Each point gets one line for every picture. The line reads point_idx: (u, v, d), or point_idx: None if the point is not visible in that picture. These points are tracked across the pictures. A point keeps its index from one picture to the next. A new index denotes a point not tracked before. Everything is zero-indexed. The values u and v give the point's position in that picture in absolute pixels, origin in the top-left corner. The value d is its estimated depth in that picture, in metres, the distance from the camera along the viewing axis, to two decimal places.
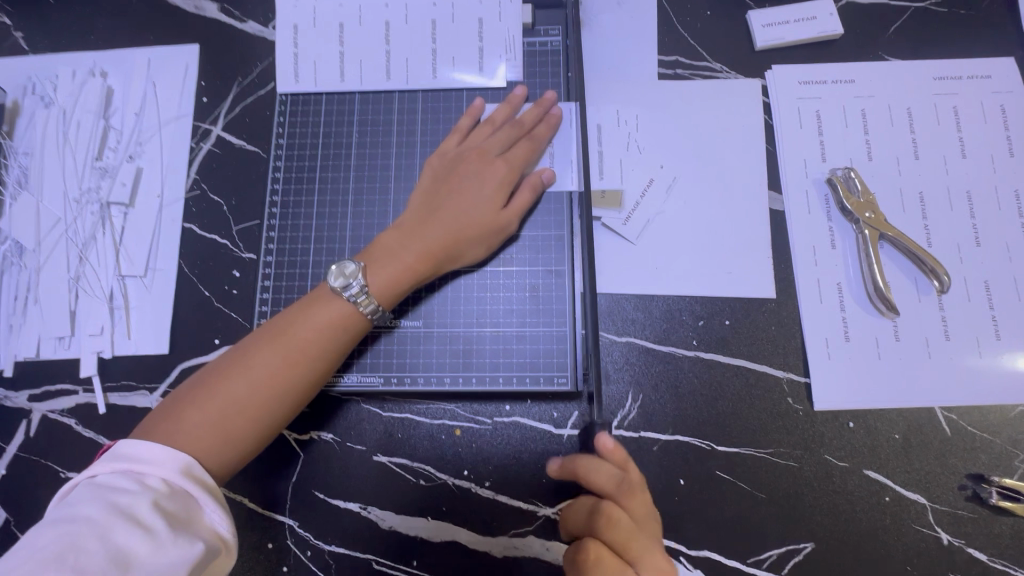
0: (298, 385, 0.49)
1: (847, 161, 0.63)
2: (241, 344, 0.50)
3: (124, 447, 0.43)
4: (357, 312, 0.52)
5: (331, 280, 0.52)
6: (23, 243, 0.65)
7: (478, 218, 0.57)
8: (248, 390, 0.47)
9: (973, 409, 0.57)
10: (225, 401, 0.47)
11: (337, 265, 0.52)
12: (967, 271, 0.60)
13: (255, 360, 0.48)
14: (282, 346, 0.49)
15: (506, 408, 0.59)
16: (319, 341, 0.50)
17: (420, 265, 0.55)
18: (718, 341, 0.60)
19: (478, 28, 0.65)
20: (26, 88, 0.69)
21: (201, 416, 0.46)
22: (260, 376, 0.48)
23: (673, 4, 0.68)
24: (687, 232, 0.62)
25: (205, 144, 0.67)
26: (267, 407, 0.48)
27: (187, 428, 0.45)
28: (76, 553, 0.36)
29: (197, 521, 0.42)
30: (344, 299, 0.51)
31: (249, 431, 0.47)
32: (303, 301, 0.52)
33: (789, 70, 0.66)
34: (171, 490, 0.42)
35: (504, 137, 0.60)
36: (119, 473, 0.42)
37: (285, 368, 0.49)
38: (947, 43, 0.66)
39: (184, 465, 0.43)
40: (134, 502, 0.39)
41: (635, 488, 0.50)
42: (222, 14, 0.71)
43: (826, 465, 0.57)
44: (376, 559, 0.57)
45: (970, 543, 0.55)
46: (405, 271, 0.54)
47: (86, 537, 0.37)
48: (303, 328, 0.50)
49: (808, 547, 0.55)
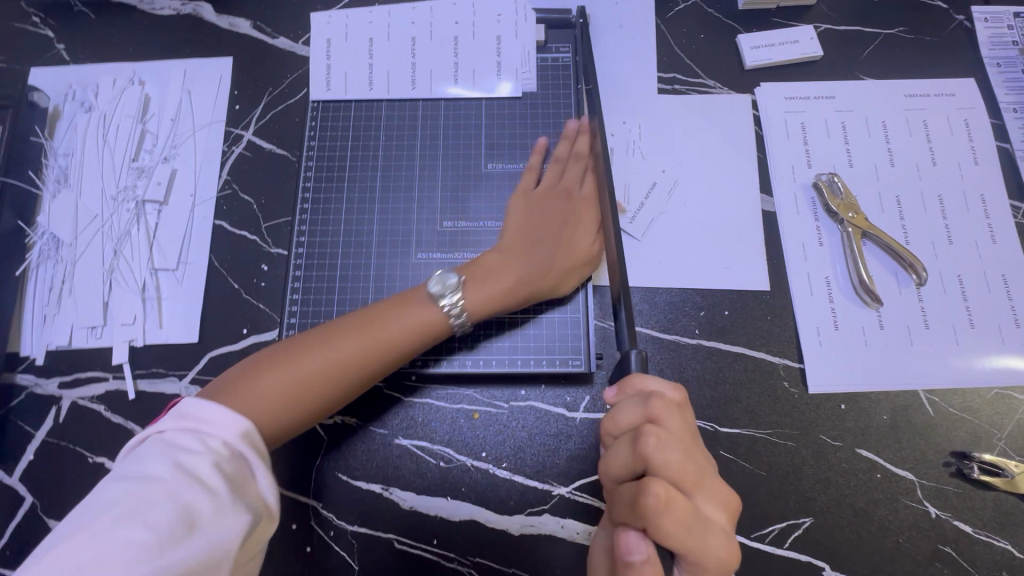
0: (362, 376, 0.53)
1: (830, 167, 0.70)
2: (331, 325, 0.55)
3: (193, 404, 0.46)
4: (445, 320, 0.56)
5: (431, 286, 0.57)
6: (60, 236, 0.68)
7: (565, 256, 0.61)
8: (324, 370, 0.51)
9: (953, 392, 0.62)
10: (299, 375, 0.50)
11: (439, 275, 0.58)
12: (942, 266, 0.66)
13: (340, 343, 0.52)
14: (366, 336, 0.53)
15: (522, 392, 0.63)
16: (394, 339, 0.54)
17: (513, 292, 0.59)
18: (719, 330, 0.64)
19: (496, 47, 0.71)
20: (68, 94, 0.73)
21: (272, 387, 0.49)
22: (338, 358, 0.52)
23: (670, 27, 0.75)
24: (688, 230, 0.68)
25: (237, 147, 0.72)
26: (333, 387, 0.52)
27: (260, 394, 0.49)
28: (147, 509, 0.39)
29: (250, 488, 0.43)
30: (436, 307, 0.56)
31: (314, 403, 0.51)
32: (397, 298, 0.57)
33: (776, 87, 0.73)
34: (230, 453, 0.44)
35: (578, 176, 0.65)
36: (186, 430, 0.44)
37: (367, 356, 0.53)
38: (915, 64, 0.74)
39: (245, 429, 0.45)
40: (197, 464, 0.42)
41: (685, 420, 0.46)
42: (256, 30, 0.76)
43: (821, 444, 0.61)
44: (398, 539, 0.59)
45: (956, 516, 0.58)
46: (495, 292, 0.58)
47: (157, 493, 0.40)
48: (388, 326, 0.54)
49: (807, 522, 0.59)
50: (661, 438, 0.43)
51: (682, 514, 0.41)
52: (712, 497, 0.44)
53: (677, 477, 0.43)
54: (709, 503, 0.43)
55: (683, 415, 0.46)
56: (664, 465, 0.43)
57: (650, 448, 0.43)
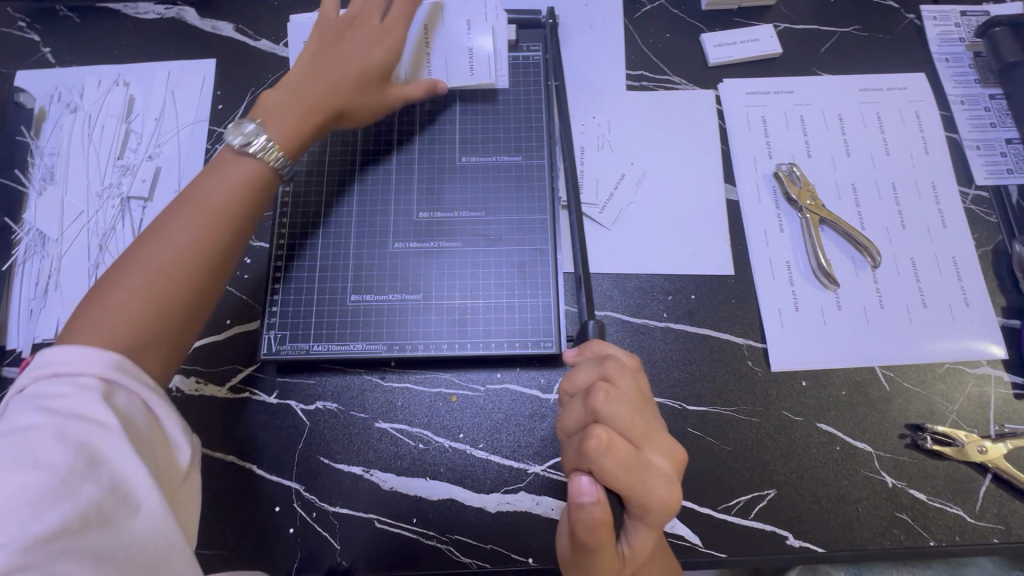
0: (217, 247, 0.52)
1: (790, 158, 0.73)
2: (150, 226, 0.52)
3: (51, 352, 0.44)
4: (262, 167, 0.56)
5: (232, 140, 0.56)
6: (46, 233, 0.70)
7: (395, 153, 0.64)
8: (158, 272, 0.49)
9: (908, 368, 0.65)
10: (145, 288, 0.48)
11: (237, 126, 0.57)
12: (896, 250, 0.69)
13: (161, 241, 0.50)
14: (189, 213, 0.52)
15: (498, 375, 0.65)
16: (231, 197, 0.54)
17: (310, 118, 0.60)
18: (686, 314, 0.67)
19: (470, 45, 0.74)
20: (53, 96, 0.75)
21: (121, 302, 0.47)
22: (167, 256, 0.50)
23: (637, 27, 0.79)
24: (656, 219, 0.71)
25: (220, 145, 0.74)
26: (188, 288, 0.50)
27: (113, 317, 0.46)
28: (34, 453, 0.39)
29: (144, 421, 0.44)
30: (250, 158, 0.56)
31: (175, 310, 0.49)
32: (201, 176, 0.55)
33: (738, 82, 0.76)
34: (107, 383, 0.43)
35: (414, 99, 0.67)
36: (51, 377, 0.43)
37: (187, 246, 0.51)
38: (869, 60, 0.78)
39: (113, 360, 0.44)
40: (74, 404, 0.41)
41: (640, 388, 0.50)
42: (237, 33, 0.79)
43: (783, 419, 0.64)
44: (379, 519, 0.61)
45: (911, 485, 0.62)
46: (302, 121, 0.60)
47: (39, 439, 0.39)
48: (206, 200, 0.53)
49: (770, 493, 0.61)
50: (611, 391, 0.47)
51: (626, 458, 0.45)
52: (660, 448, 0.47)
53: (625, 427, 0.46)
54: (655, 453, 0.47)
55: (640, 385, 0.50)
56: (612, 415, 0.46)
57: (600, 401, 0.46)
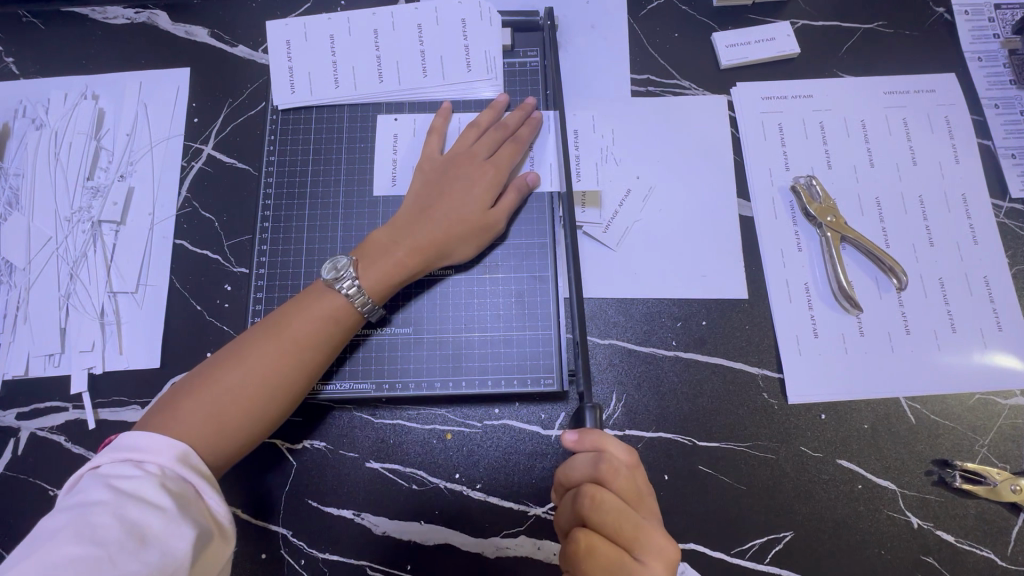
0: (284, 385, 0.51)
1: (809, 169, 0.68)
2: (243, 334, 0.53)
3: (128, 435, 0.45)
4: (350, 307, 0.55)
5: (324, 273, 0.56)
6: (13, 261, 0.65)
7: (468, 216, 0.60)
8: (241, 385, 0.49)
9: (935, 399, 0.61)
10: (223, 392, 0.49)
11: (330, 260, 0.56)
12: (923, 269, 0.64)
13: (251, 351, 0.51)
14: (268, 347, 0.52)
15: (496, 411, 0.61)
16: (310, 339, 0.53)
17: (409, 259, 0.58)
18: (696, 341, 0.63)
19: (462, 51, 0.68)
20: (18, 111, 0.70)
21: (199, 404, 0.48)
22: (253, 366, 0.50)
23: (643, 26, 0.73)
24: (663, 239, 0.66)
25: (196, 163, 0.69)
26: (260, 404, 0.50)
27: (190, 414, 0.47)
28: (91, 529, 0.38)
29: (198, 505, 0.43)
30: (338, 293, 0.55)
31: (236, 439, 0.49)
32: (300, 297, 0.56)
33: (752, 87, 0.71)
34: (171, 475, 0.43)
35: (490, 142, 0.63)
36: (122, 460, 0.43)
37: (270, 368, 0.51)
38: (894, 61, 0.72)
39: (181, 453, 0.44)
40: (138, 485, 0.41)
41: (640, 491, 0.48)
42: (213, 39, 0.73)
43: (801, 455, 0.59)
44: (371, 565, 0.58)
45: (938, 526, 0.57)
46: (395, 266, 0.57)
47: (99, 516, 0.39)
48: (287, 335, 0.52)
49: (787, 536, 0.58)
50: (596, 499, 0.46)
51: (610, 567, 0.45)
52: (657, 553, 0.45)
53: (612, 533, 0.45)
54: (651, 557, 0.45)
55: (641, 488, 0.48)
56: (597, 523, 0.46)
57: (585, 508, 0.46)
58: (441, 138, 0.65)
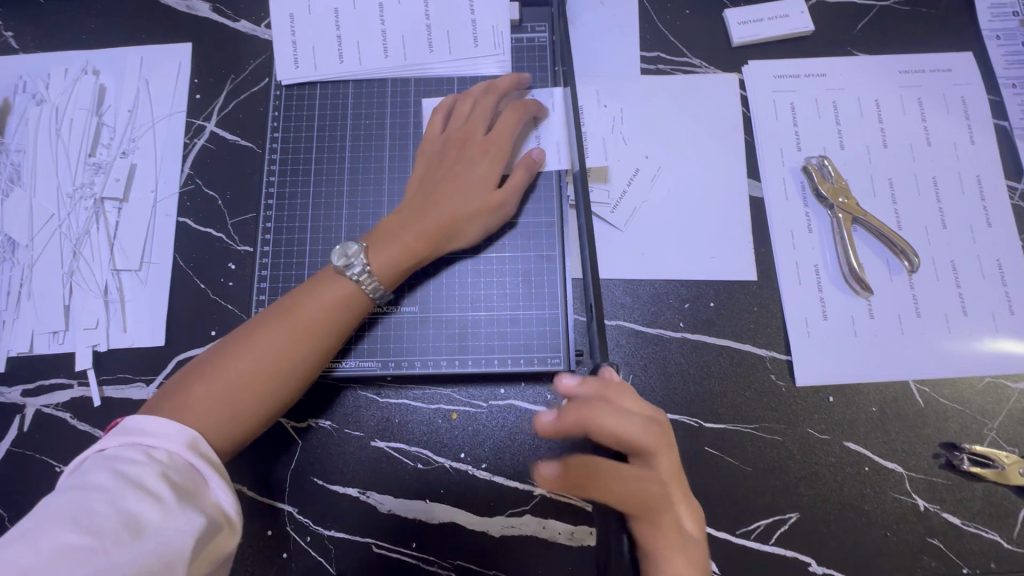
0: (290, 373, 0.51)
1: (821, 149, 0.67)
2: (254, 318, 0.53)
3: (137, 420, 0.45)
4: (358, 292, 0.54)
5: (335, 260, 0.55)
6: (15, 238, 0.65)
7: (475, 198, 0.59)
8: (252, 369, 0.49)
9: (944, 382, 0.60)
10: (234, 376, 0.49)
11: (341, 247, 0.55)
12: (935, 252, 0.63)
13: (262, 336, 0.51)
14: (280, 331, 0.51)
15: (501, 391, 0.61)
16: (317, 325, 0.52)
17: (418, 245, 0.57)
18: (704, 323, 0.62)
19: (469, 27, 0.67)
20: (18, 86, 0.69)
21: (210, 389, 0.48)
22: (264, 350, 0.50)
23: (653, 2, 0.71)
24: (672, 218, 0.65)
25: (199, 139, 0.68)
26: (271, 387, 0.50)
27: (201, 398, 0.47)
28: (90, 517, 0.38)
29: (201, 495, 0.43)
30: (347, 278, 0.54)
31: (247, 424, 0.49)
32: (311, 281, 0.55)
33: (764, 65, 0.69)
34: (177, 463, 0.43)
35: (485, 114, 0.62)
36: (129, 445, 0.43)
37: (282, 353, 0.50)
38: (911, 38, 0.70)
39: (191, 439, 0.45)
40: (142, 473, 0.41)
41: (631, 424, 0.46)
42: (214, 13, 0.72)
43: (808, 438, 0.59)
44: (376, 543, 0.58)
45: (945, 509, 0.57)
46: (405, 251, 0.56)
47: (99, 502, 0.39)
48: (298, 319, 0.52)
49: (792, 517, 0.57)
50: (651, 460, 0.47)
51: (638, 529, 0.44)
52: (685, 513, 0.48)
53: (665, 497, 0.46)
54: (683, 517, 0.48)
55: (634, 419, 0.47)
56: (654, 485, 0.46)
57: (641, 469, 0.46)
58: (446, 118, 0.64)
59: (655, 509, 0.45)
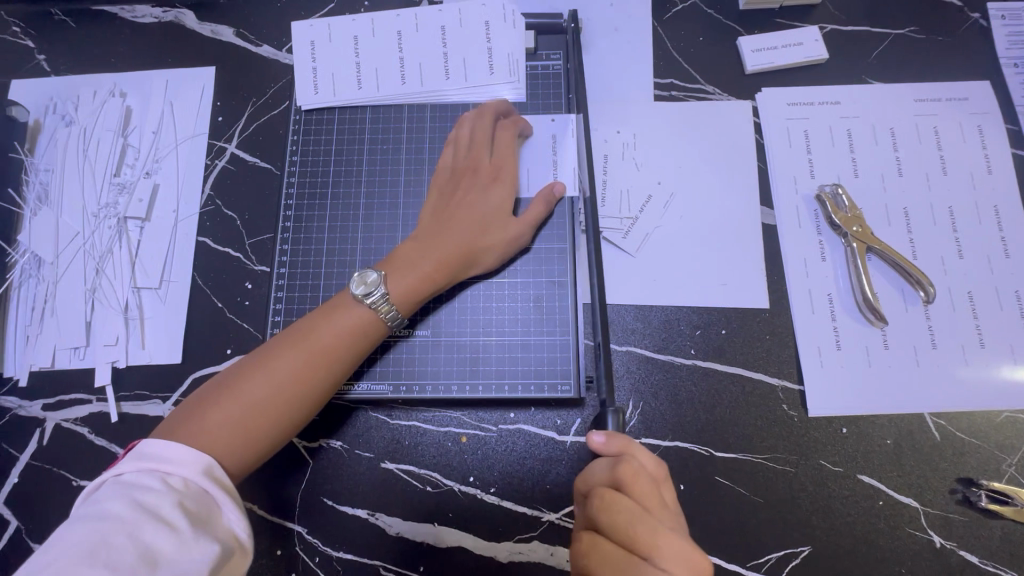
0: (305, 394, 0.51)
1: (835, 178, 0.67)
2: (271, 341, 0.53)
3: (152, 445, 0.46)
4: (377, 318, 0.55)
5: (355, 288, 0.55)
6: (41, 255, 0.67)
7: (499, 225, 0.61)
8: (270, 392, 0.50)
9: (960, 416, 0.59)
10: (250, 400, 0.49)
11: (360, 274, 0.56)
12: (951, 282, 0.63)
13: (280, 359, 0.51)
14: (298, 353, 0.52)
15: (511, 416, 0.61)
16: (336, 348, 0.53)
17: (440, 271, 0.58)
18: (715, 350, 0.62)
19: (486, 54, 0.68)
20: (49, 107, 0.72)
21: (226, 413, 0.48)
22: (282, 374, 0.51)
23: (668, 29, 0.72)
24: (683, 245, 0.65)
25: (220, 161, 0.70)
26: (287, 410, 0.51)
27: (218, 423, 0.48)
28: (107, 549, 0.38)
29: (215, 521, 0.43)
30: (365, 304, 0.55)
31: (260, 447, 0.50)
32: (328, 305, 0.56)
33: (778, 93, 0.70)
34: (191, 489, 0.44)
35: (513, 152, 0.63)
36: (144, 471, 0.44)
37: (299, 375, 0.51)
38: (926, 67, 0.70)
39: (205, 465, 0.45)
40: (158, 501, 0.41)
41: (594, 469, 0.50)
42: (238, 38, 0.74)
43: (821, 470, 0.58)
44: (384, 565, 0.58)
45: (962, 546, 0.56)
46: (427, 279, 0.57)
47: (116, 533, 0.39)
48: (316, 344, 0.53)
49: (805, 550, 0.57)
50: (659, 510, 0.47)
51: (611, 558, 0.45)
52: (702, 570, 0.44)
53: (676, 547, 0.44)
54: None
55: (599, 462, 0.50)
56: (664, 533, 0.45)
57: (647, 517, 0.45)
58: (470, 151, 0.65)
59: (639, 534, 0.45)
